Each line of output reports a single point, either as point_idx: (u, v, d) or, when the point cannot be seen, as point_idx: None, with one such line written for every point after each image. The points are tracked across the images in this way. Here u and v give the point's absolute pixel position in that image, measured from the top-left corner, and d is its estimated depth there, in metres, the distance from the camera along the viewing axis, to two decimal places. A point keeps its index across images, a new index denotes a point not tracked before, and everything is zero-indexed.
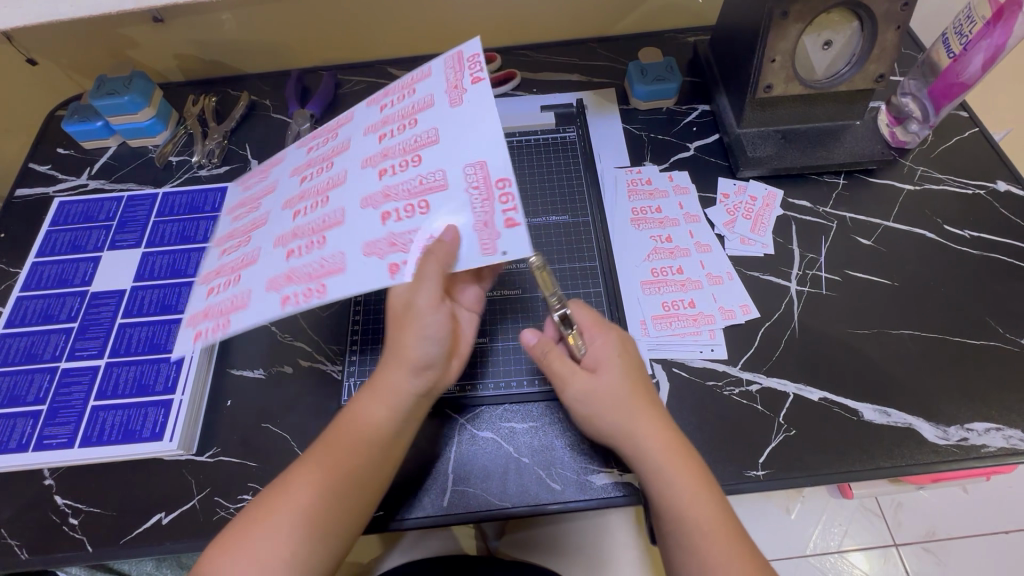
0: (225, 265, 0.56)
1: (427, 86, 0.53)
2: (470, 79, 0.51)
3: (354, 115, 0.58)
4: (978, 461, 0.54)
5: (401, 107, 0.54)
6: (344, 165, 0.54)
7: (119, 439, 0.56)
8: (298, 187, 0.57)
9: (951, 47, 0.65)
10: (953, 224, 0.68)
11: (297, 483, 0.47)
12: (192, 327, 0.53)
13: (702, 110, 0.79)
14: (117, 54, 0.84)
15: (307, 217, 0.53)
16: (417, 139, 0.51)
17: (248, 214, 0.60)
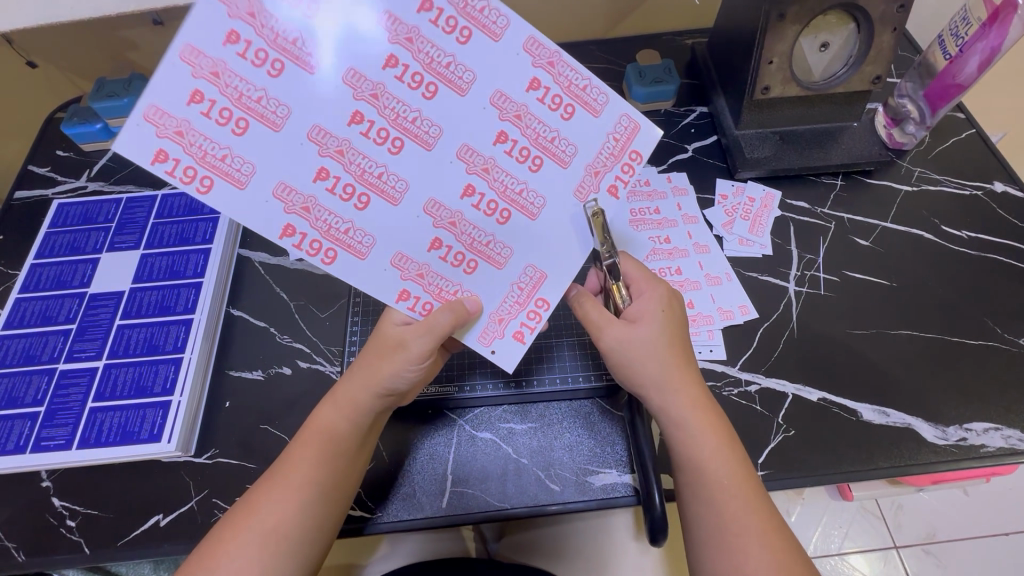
0: (196, 135, 0.41)
1: (587, 112, 0.46)
2: (629, 154, 0.48)
3: (480, 45, 0.44)
4: (977, 461, 0.54)
5: (542, 109, 0.46)
6: (442, 118, 0.45)
7: (117, 441, 0.56)
8: (378, 74, 0.43)
9: (948, 48, 0.65)
10: (950, 224, 0.68)
11: (275, 489, 0.46)
12: (171, 138, 0.41)
13: (700, 112, 0.80)
14: (117, 57, 0.84)
15: (363, 147, 0.44)
16: (524, 175, 0.47)
17: (242, 69, 0.40)
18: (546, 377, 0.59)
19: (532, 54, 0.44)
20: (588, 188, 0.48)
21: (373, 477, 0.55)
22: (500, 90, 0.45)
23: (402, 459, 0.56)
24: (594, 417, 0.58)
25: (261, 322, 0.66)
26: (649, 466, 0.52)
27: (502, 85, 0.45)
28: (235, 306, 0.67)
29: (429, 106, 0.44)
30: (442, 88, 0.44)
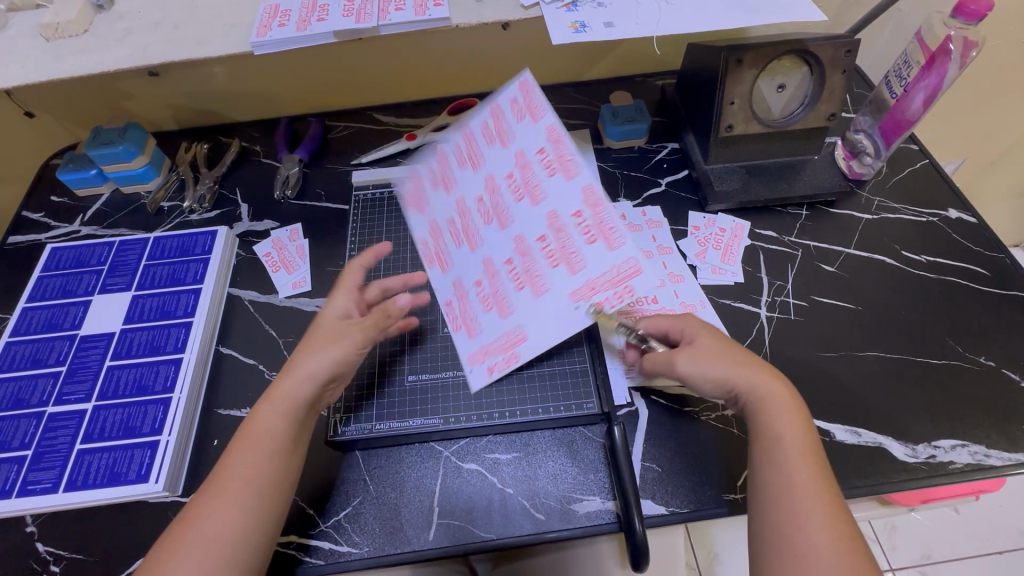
0: (410, 172, 0.67)
1: (605, 247, 0.52)
2: (624, 287, 0.50)
3: (559, 182, 0.54)
4: (947, 478, 0.56)
5: (577, 233, 0.53)
6: (519, 214, 0.57)
7: (104, 482, 0.56)
8: (500, 168, 0.59)
9: (894, 88, 0.71)
10: (910, 249, 0.72)
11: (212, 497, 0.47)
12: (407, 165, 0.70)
13: (671, 148, 0.84)
14: (113, 106, 0.87)
15: (478, 212, 0.60)
16: (542, 265, 0.55)
17: (440, 152, 0.64)
18: (528, 406, 0.61)
19: (584, 194, 0.52)
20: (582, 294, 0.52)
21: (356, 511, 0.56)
22: (560, 203, 0.54)
23: (388, 493, 0.57)
24: (576, 444, 0.59)
25: (250, 359, 0.67)
26: (630, 492, 0.53)
27: (560, 198, 0.54)
28: (224, 345, 0.69)
29: (513, 203, 0.57)
30: (526, 192, 0.56)
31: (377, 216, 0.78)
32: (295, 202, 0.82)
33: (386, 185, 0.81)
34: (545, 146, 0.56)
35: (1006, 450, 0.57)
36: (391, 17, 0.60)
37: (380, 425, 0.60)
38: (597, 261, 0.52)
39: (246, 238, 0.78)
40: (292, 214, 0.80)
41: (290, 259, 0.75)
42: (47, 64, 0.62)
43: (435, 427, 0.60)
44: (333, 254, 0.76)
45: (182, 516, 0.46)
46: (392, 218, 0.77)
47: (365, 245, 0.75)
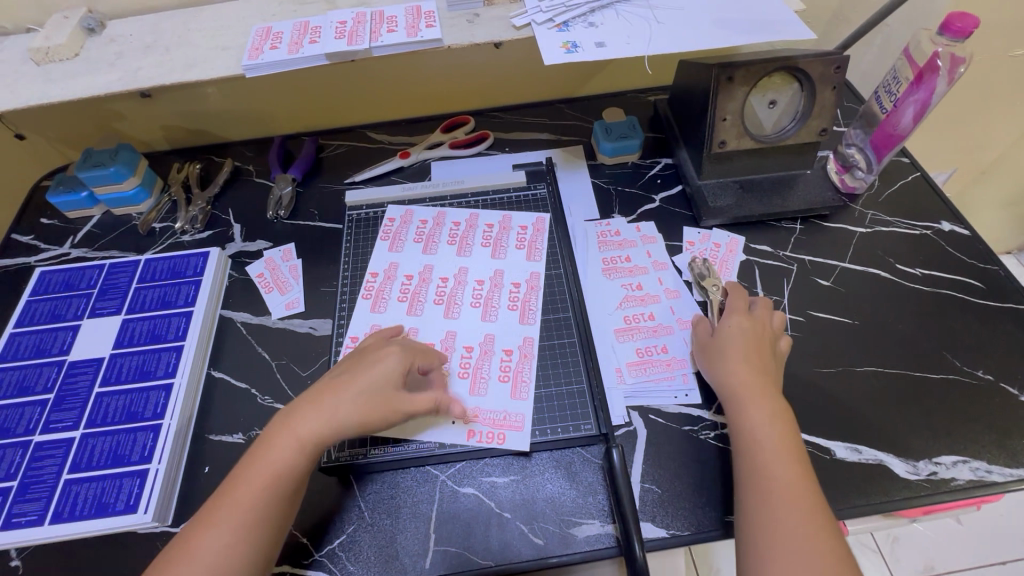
0: (419, 223, 0.77)
1: (510, 392, 0.62)
2: (500, 432, 0.59)
3: (511, 320, 0.67)
4: (949, 495, 0.55)
5: (494, 369, 0.63)
6: (461, 326, 0.67)
7: (91, 513, 0.55)
8: (479, 278, 0.71)
9: (884, 103, 0.71)
10: (905, 263, 0.72)
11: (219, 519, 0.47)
12: (410, 211, 0.78)
13: (665, 163, 0.84)
14: (105, 127, 0.87)
15: (433, 296, 0.70)
16: (452, 368, 0.63)
17: (447, 228, 0.76)
18: (525, 427, 0.60)
19: (522, 343, 0.65)
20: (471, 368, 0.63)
21: (356, 541, 0.55)
22: (500, 337, 0.66)
23: (383, 520, 0.56)
24: (575, 465, 0.58)
25: (242, 383, 0.66)
26: (629, 515, 0.52)
27: (497, 329, 0.66)
28: (216, 368, 0.68)
29: (462, 311, 0.68)
30: (487, 309, 0.68)
31: (371, 235, 0.77)
32: (288, 221, 0.81)
33: (378, 204, 0.80)
34: (524, 283, 0.70)
35: (1007, 465, 0.56)
36: (383, 38, 0.61)
37: (375, 450, 0.59)
38: (510, 406, 0.61)
39: (239, 258, 0.77)
40: (285, 233, 0.80)
41: (283, 280, 0.74)
42: (37, 88, 0.62)
43: (429, 450, 0.59)
44: (327, 274, 0.75)
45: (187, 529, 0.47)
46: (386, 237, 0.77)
47: (359, 265, 0.74)
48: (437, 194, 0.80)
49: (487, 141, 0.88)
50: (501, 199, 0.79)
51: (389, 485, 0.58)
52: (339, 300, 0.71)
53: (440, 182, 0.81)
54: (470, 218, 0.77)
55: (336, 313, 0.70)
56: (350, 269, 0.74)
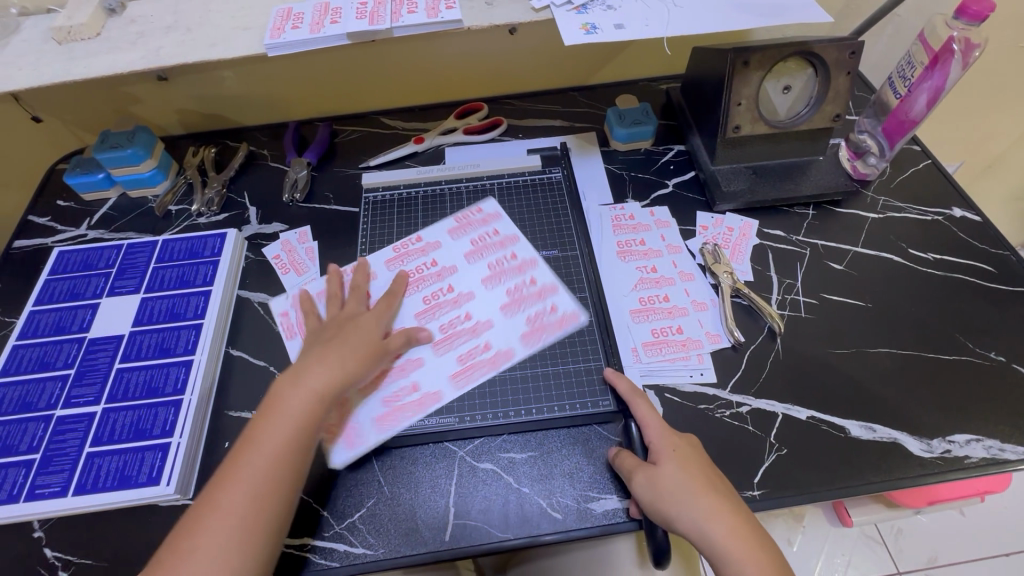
0: (480, 229, 0.74)
1: (381, 419, 0.59)
2: (341, 433, 0.58)
3: (444, 369, 0.62)
4: (962, 472, 0.56)
5: (403, 406, 0.60)
6: (424, 347, 0.63)
7: (114, 486, 0.55)
8: (466, 314, 0.66)
9: (897, 89, 0.72)
10: (917, 248, 0.73)
11: (229, 498, 0.48)
12: (498, 217, 0.75)
13: (677, 150, 0.85)
14: (120, 111, 0.88)
15: (434, 301, 0.67)
16: (388, 380, 0.61)
17: (501, 248, 0.72)
18: (543, 403, 0.60)
19: (433, 398, 0.60)
20: (388, 378, 0.61)
21: (376, 514, 0.56)
22: (423, 379, 0.61)
23: (403, 493, 0.57)
24: (593, 442, 0.59)
25: (260, 361, 0.67)
26: None
27: (425, 362, 0.62)
28: (234, 347, 0.68)
29: (432, 325, 0.65)
30: (445, 326, 0.65)
31: (387, 217, 0.78)
32: (303, 204, 0.82)
33: (394, 187, 0.81)
34: (490, 351, 0.63)
35: (1020, 444, 0.57)
36: (404, 19, 0.61)
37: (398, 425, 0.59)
38: (367, 427, 0.58)
39: (255, 240, 0.78)
40: (300, 216, 0.80)
41: (299, 261, 0.75)
42: (60, 66, 0.62)
43: (448, 426, 0.59)
44: (343, 256, 0.75)
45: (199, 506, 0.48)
46: (402, 218, 0.77)
47: (376, 246, 0.74)
48: (452, 177, 0.80)
49: (501, 128, 0.88)
50: (516, 183, 0.80)
51: (407, 459, 0.59)
52: None
53: (455, 166, 0.81)
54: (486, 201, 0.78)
55: None
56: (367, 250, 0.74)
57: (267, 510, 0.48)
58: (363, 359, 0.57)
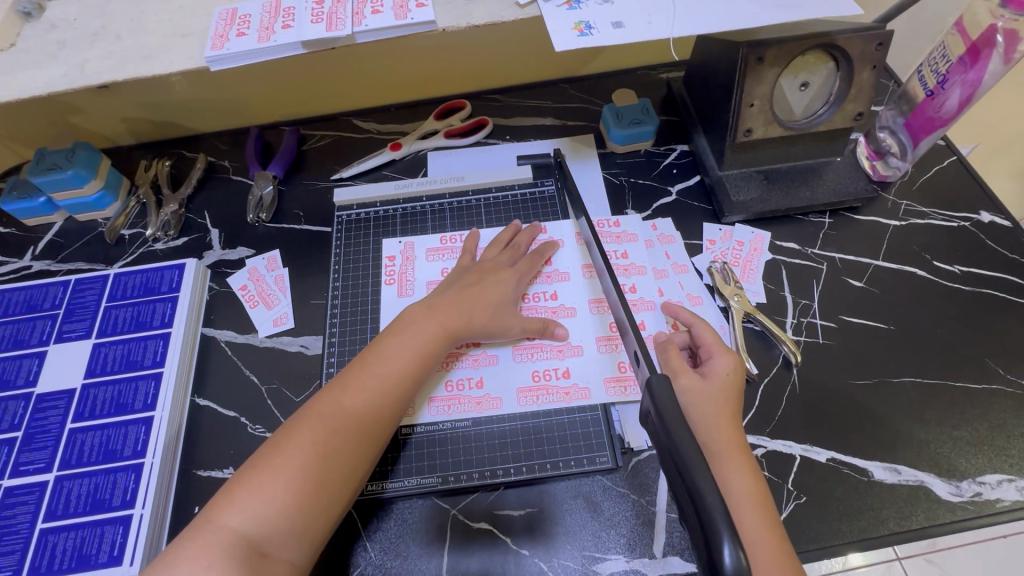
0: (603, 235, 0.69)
1: (533, 400, 0.58)
2: (477, 406, 0.58)
3: (584, 361, 0.60)
4: (993, 518, 0.52)
5: (554, 391, 0.58)
6: (577, 334, 0.62)
7: (72, 567, 0.50)
8: (580, 320, 0.63)
9: (926, 82, 0.64)
10: (942, 259, 0.67)
11: (350, 401, 0.49)
12: (633, 239, 0.69)
13: (681, 150, 0.77)
14: (59, 121, 0.78)
15: (546, 303, 0.64)
16: (537, 364, 0.60)
17: (622, 260, 0.67)
18: (534, 461, 0.56)
19: (614, 386, 0.58)
20: (533, 357, 0.61)
21: None
22: (577, 368, 0.60)
23: (389, 562, 0.52)
24: (594, 495, 0.54)
25: (230, 411, 0.61)
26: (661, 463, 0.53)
27: (571, 324, 0.63)
28: (201, 395, 0.62)
29: (568, 317, 0.63)
30: (564, 312, 0.63)
31: (363, 239, 0.70)
32: (271, 224, 0.74)
33: (369, 204, 0.73)
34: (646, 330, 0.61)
35: None
36: (368, 21, 0.53)
37: (398, 483, 0.55)
38: (510, 397, 0.58)
39: (218, 268, 0.71)
40: (268, 238, 0.73)
41: (268, 293, 0.68)
42: None
43: (434, 485, 0.55)
44: (317, 285, 0.69)
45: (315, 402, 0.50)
46: (378, 240, 0.70)
47: (453, 227, 0.71)
48: (434, 192, 0.73)
49: (487, 129, 0.80)
50: (505, 198, 0.73)
51: (394, 523, 0.54)
52: (329, 316, 0.65)
53: (436, 178, 0.74)
54: (468, 220, 0.71)
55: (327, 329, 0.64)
56: (340, 280, 0.67)
57: (378, 424, 0.49)
58: (490, 316, 0.58)
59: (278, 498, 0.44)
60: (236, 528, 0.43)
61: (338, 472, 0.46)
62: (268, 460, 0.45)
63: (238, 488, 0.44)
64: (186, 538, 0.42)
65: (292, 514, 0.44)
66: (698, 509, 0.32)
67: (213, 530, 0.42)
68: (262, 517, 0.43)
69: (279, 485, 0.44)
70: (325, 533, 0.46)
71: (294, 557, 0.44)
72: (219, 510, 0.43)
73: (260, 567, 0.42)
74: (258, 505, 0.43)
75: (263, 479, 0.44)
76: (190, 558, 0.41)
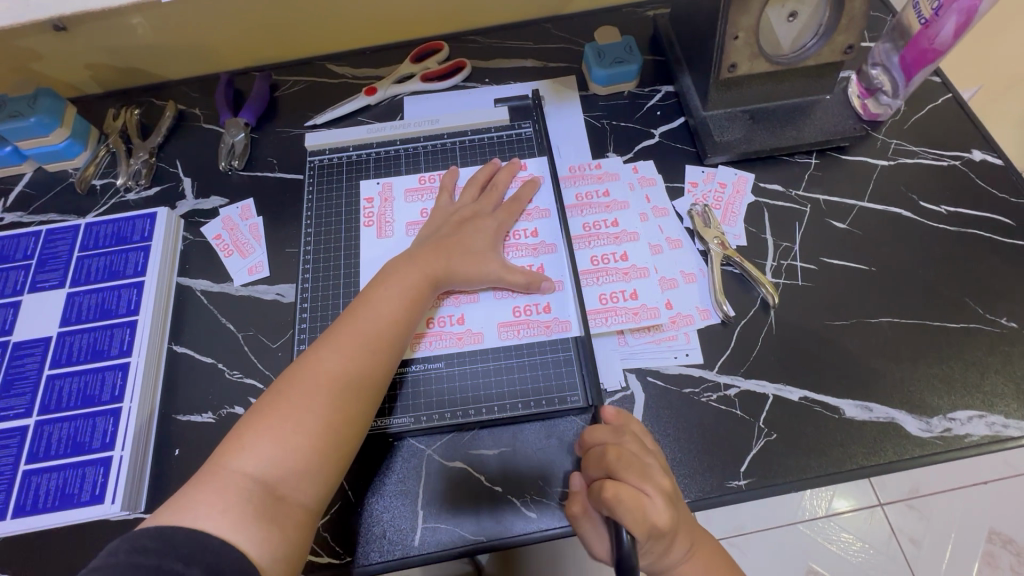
0: (586, 175, 0.68)
1: (514, 335, 0.59)
2: (458, 342, 0.58)
3: (563, 299, 0.60)
4: (962, 452, 0.52)
5: (534, 327, 0.59)
6: (556, 271, 0.61)
7: (55, 505, 0.52)
8: (561, 256, 0.62)
9: (921, 11, 0.60)
10: (929, 200, 0.65)
11: (349, 344, 0.49)
12: (615, 177, 0.68)
13: (666, 91, 0.75)
14: (20, 67, 0.76)
15: (527, 240, 0.63)
16: (519, 301, 0.60)
17: (604, 200, 0.66)
18: (510, 399, 0.56)
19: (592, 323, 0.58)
20: (514, 295, 0.60)
21: (341, 520, 0.52)
22: (558, 302, 0.60)
23: (367, 499, 0.53)
24: (568, 434, 0.55)
25: (207, 357, 0.61)
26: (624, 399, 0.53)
27: (552, 261, 0.62)
28: (178, 343, 0.62)
29: (547, 255, 0.62)
30: (545, 248, 0.63)
31: (336, 184, 0.69)
32: (244, 172, 0.72)
33: (342, 149, 0.71)
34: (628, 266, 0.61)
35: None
36: None
37: (396, 421, 0.55)
38: (490, 331, 0.59)
39: (192, 218, 0.70)
40: (241, 187, 0.71)
41: (243, 242, 0.67)
42: None
43: (409, 426, 0.55)
44: (291, 233, 0.68)
45: (307, 352, 0.49)
46: (351, 185, 0.68)
47: (434, 166, 0.69)
48: (408, 136, 0.71)
49: (465, 72, 0.77)
50: (482, 140, 0.71)
51: (370, 461, 0.54)
52: (302, 262, 0.64)
53: (411, 120, 0.72)
54: (445, 162, 0.69)
55: (300, 278, 0.63)
56: (313, 228, 0.66)
57: (377, 368, 0.49)
58: (473, 259, 0.58)
59: (289, 440, 0.44)
60: (249, 471, 0.42)
61: (343, 413, 0.46)
62: (274, 407, 0.45)
63: (247, 433, 0.44)
64: (197, 487, 0.41)
65: (307, 453, 0.44)
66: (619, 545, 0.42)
67: (226, 475, 0.42)
68: (275, 460, 0.43)
69: (290, 428, 0.44)
70: (340, 473, 0.46)
71: (308, 501, 0.44)
72: (230, 455, 0.43)
73: (276, 509, 0.41)
74: (271, 448, 0.43)
75: (272, 424, 0.44)
76: (204, 502, 0.40)
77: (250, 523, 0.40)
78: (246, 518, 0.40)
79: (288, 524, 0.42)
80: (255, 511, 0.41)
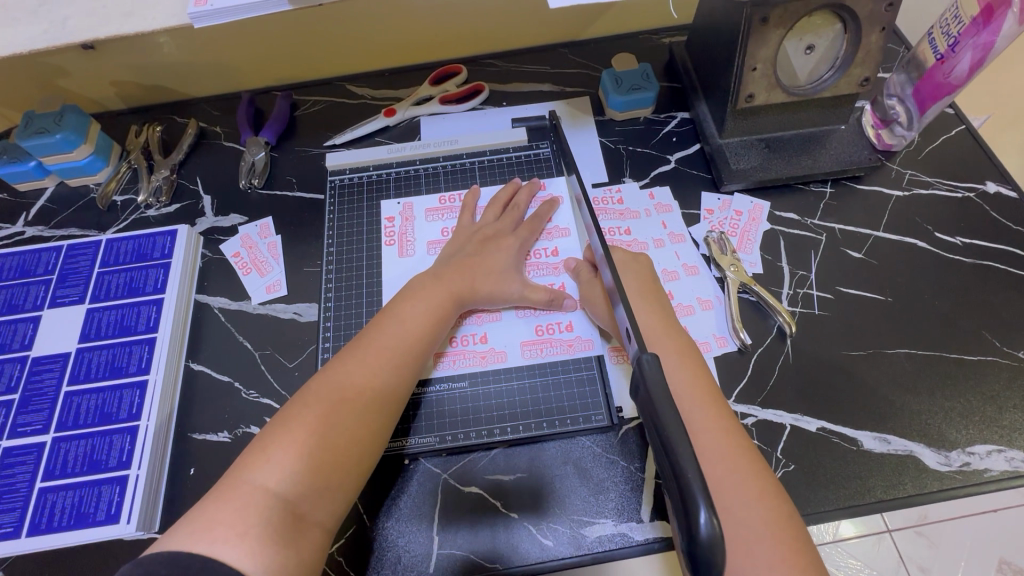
0: (606, 202, 0.69)
1: (536, 354, 0.59)
2: (481, 360, 0.59)
3: (584, 320, 0.60)
4: (981, 487, 0.52)
5: (557, 348, 0.59)
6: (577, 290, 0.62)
7: (71, 524, 0.52)
8: None
9: (937, 45, 0.61)
10: (944, 231, 0.65)
11: (374, 358, 0.50)
12: (636, 204, 0.69)
13: (682, 118, 0.76)
14: (47, 84, 0.77)
15: (548, 259, 0.64)
16: (541, 321, 0.61)
17: (625, 227, 0.67)
18: (531, 419, 0.56)
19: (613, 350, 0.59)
20: (535, 314, 0.61)
21: (358, 546, 0.52)
22: (580, 321, 0.60)
23: (385, 524, 0.53)
24: (584, 458, 0.55)
25: (224, 375, 0.61)
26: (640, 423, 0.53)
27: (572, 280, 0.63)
28: (195, 360, 0.62)
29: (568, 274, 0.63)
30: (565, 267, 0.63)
31: (355, 204, 0.69)
32: (263, 190, 0.73)
33: (363, 169, 0.72)
34: None
35: None
36: None
37: (415, 439, 0.55)
38: (513, 350, 0.59)
39: (211, 235, 0.70)
40: (260, 206, 0.72)
41: (261, 260, 0.67)
42: None
43: (430, 446, 0.55)
44: (309, 252, 0.68)
45: (331, 365, 0.49)
46: (371, 204, 0.69)
47: (453, 186, 0.70)
48: (428, 156, 0.72)
49: (483, 95, 0.78)
50: (501, 161, 0.72)
51: (389, 487, 0.54)
52: (324, 281, 0.65)
53: (430, 141, 0.72)
54: (465, 182, 0.70)
55: (322, 297, 0.64)
56: (333, 248, 0.67)
57: (399, 385, 0.50)
58: (495, 279, 0.58)
59: (312, 453, 0.43)
60: (270, 487, 0.41)
61: (365, 430, 0.46)
62: (297, 419, 0.45)
63: (269, 446, 0.43)
64: (215, 502, 0.40)
65: (328, 469, 0.44)
66: (677, 478, 0.33)
67: (246, 491, 0.41)
68: (297, 475, 0.42)
69: (313, 441, 0.44)
70: (356, 490, 0.46)
71: (324, 519, 0.43)
72: (251, 468, 0.42)
73: (297, 529, 0.41)
74: (294, 462, 0.43)
75: (294, 436, 0.44)
76: (224, 523, 0.39)
77: (270, 545, 0.39)
78: (266, 539, 0.39)
79: (304, 551, 0.41)
80: (274, 535, 0.40)
